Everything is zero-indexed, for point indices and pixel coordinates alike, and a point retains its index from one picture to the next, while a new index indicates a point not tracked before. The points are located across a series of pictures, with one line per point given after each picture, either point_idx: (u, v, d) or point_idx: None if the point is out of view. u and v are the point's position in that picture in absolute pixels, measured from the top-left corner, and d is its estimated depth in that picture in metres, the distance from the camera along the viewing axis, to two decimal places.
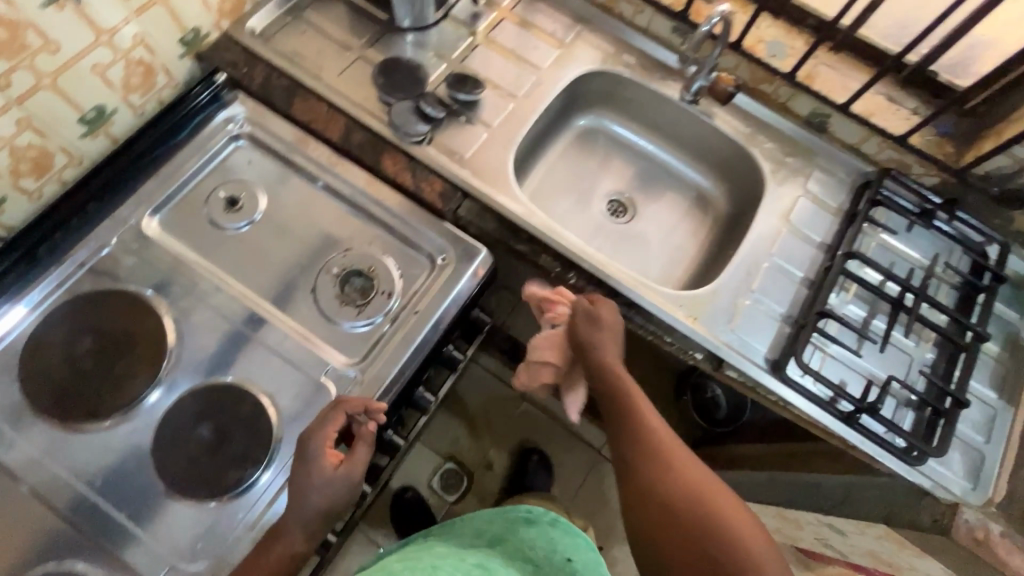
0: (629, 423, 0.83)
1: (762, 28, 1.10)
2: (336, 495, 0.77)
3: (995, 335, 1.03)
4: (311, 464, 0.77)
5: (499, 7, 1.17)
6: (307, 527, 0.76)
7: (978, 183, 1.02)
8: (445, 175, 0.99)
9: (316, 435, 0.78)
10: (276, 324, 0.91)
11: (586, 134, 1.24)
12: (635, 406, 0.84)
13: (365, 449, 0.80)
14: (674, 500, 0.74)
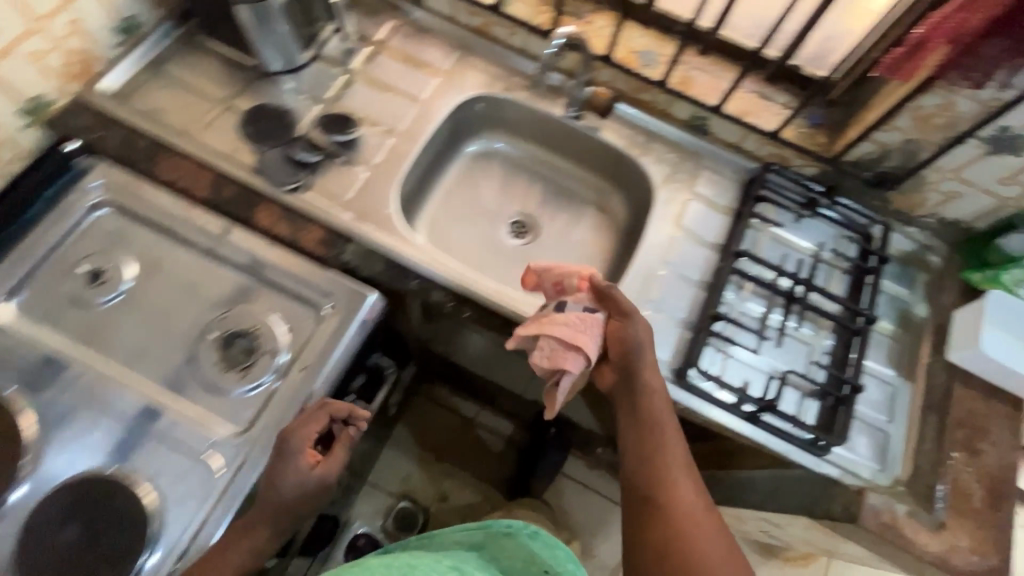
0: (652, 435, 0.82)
1: (632, 39, 1.11)
2: (308, 494, 0.78)
3: (889, 313, 1.05)
4: (288, 457, 0.78)
5: (372, 42, 1.15)
6: (273, 525, 0.77)
7: (852, 170, 1.05)
8: (325, 222, 0.96)
9: (297, 431, 0.80)
10: (152, 400, 0.85)
11: (481, 157, 1.22)
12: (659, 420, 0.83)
13: (344, 449, 0.82)
14: (670, 527, 0.75)
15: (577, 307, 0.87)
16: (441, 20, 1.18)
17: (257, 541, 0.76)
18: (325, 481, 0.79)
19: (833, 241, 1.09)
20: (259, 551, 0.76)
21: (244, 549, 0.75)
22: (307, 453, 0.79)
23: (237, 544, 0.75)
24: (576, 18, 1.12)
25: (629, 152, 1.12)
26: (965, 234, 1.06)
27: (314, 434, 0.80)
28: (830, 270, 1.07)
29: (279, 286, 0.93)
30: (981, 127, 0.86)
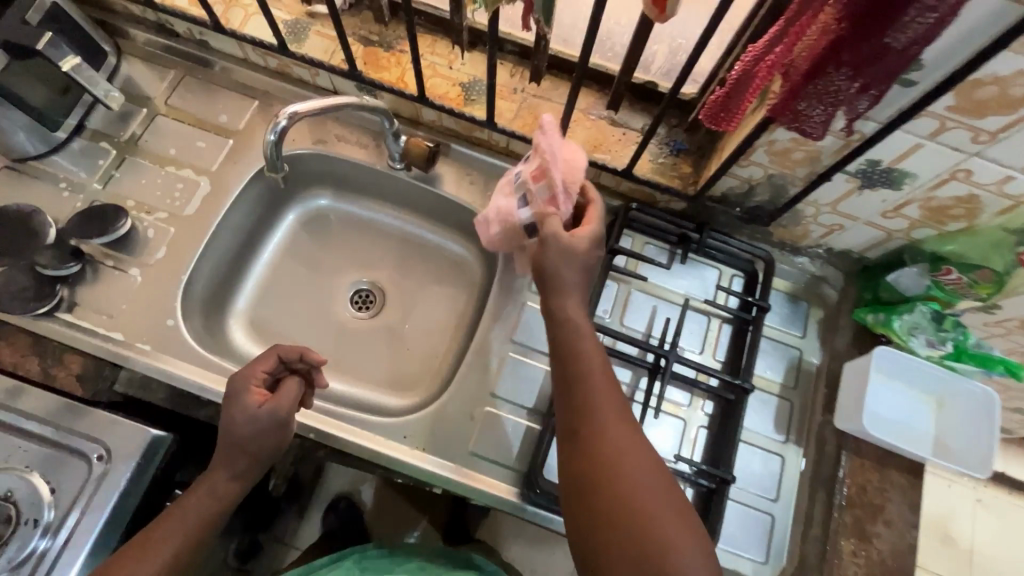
0: (583, 392, 0.64)
1: (454, 68, 0.92)
2: (261, 434, 0.71)
3: (779, 365, 0.91)
4: (235, 401, 0.72)
5: (152, 102, 0.97)
6: (233, 468, 0.71)
7: (719, 205, 0.89)
8: (88, 351, 0.81)
9: (245, 371, 0.74)
10: None
11: (309, 221, 1.06)
12: (596, 371, 0.65)
13: (296, 387, 0.75)
14: (616, 497, 0.56)
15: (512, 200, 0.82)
16: (235, 66, 0.99)
17: (220, 483, 0.71)
18: (278, 418, 0.72)
19: (709, 284, 0.94)
20: (218, 499, 0.70)
21: (199, 504, 0.69)
22: (256, 390, 0.73)
23: (184, 508, 0.69)
24: (384, 49, 0.93)
25: (467, 202, 0.96)
26: (860, 263, 0.91)
27: (262, 374, 0.74)
28: (707, 320, 0.93)
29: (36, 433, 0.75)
30: (846, 163, 0.69)
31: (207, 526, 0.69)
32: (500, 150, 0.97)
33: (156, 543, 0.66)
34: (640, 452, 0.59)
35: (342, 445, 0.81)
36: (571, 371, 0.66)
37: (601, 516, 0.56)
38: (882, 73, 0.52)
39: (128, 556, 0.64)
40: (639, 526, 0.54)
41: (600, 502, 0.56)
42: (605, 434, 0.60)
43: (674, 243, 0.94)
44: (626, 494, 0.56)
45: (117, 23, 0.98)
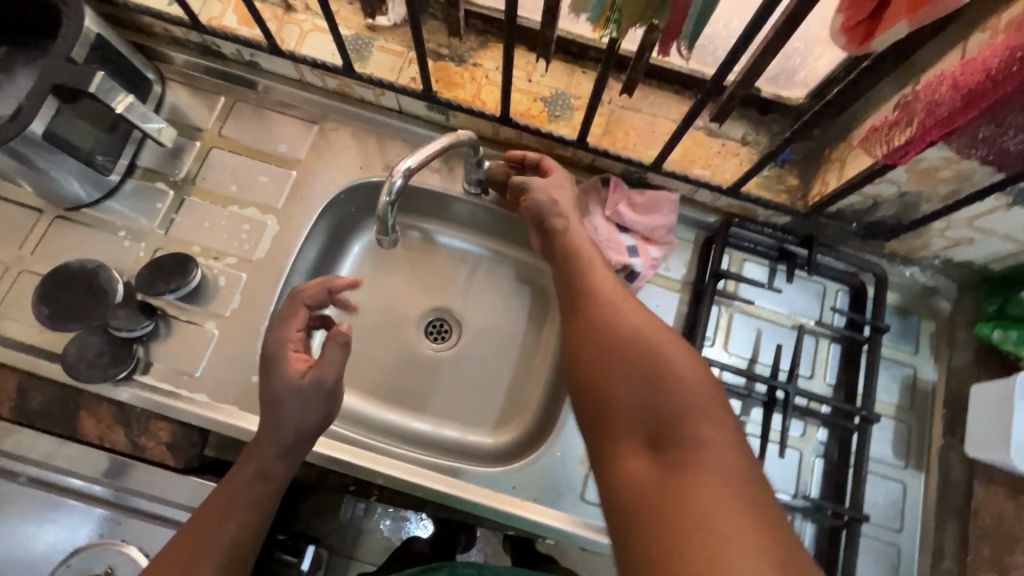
0: (581, 280, 0.69)
1: (534, 82, 0.84)
2: (310, 406, 0.66)
3: (892, 386, 0.86)
4: (277, 367, 0.67)
5: (203, 133, 0.89)
6: (281, 443, 0.64)
7: (832, 220, 0.82)
8: (174, 417, 0.76)
9: (279, 333, 0.70)
10: None
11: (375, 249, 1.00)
12: (592, 272, 0.70)
13: (335, 349, 0.67)
14: (607, 351, 0.59)
15: (603, 220, 0.84)
16: (290, 88, 0.91)
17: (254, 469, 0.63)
18: (321, 388, 0.66)
19: (814, 302, 0.88)
20: (263, 484, 0.63)
21: (238, 486, 0.62)
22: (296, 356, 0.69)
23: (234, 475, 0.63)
24: (456, 64, 0.84)
25: None
26: (980, 274, 0.85)
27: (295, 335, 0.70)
28: (814, 342, 0.87)
29: (121, 502, 0.72)
30: (1008, 184, 0.62)
31: (262, 521, 0.62)
32: (583, 166, 0.89)
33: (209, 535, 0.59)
34: (638, 312, 0.62)
35: (448, 500, 0.77)
36: (572, 269, 0.71)
37: (596, 368, 0.59)
38: None
39: (172, 558, 0.57)
40: (637, 366, 0.56)
41: (595, 357, 0.59)
42: (596, 307, 0.64)
43: (775, 260, 0.88)
44: (615, 346, 0.59)
45: (158, 48, 0.90)
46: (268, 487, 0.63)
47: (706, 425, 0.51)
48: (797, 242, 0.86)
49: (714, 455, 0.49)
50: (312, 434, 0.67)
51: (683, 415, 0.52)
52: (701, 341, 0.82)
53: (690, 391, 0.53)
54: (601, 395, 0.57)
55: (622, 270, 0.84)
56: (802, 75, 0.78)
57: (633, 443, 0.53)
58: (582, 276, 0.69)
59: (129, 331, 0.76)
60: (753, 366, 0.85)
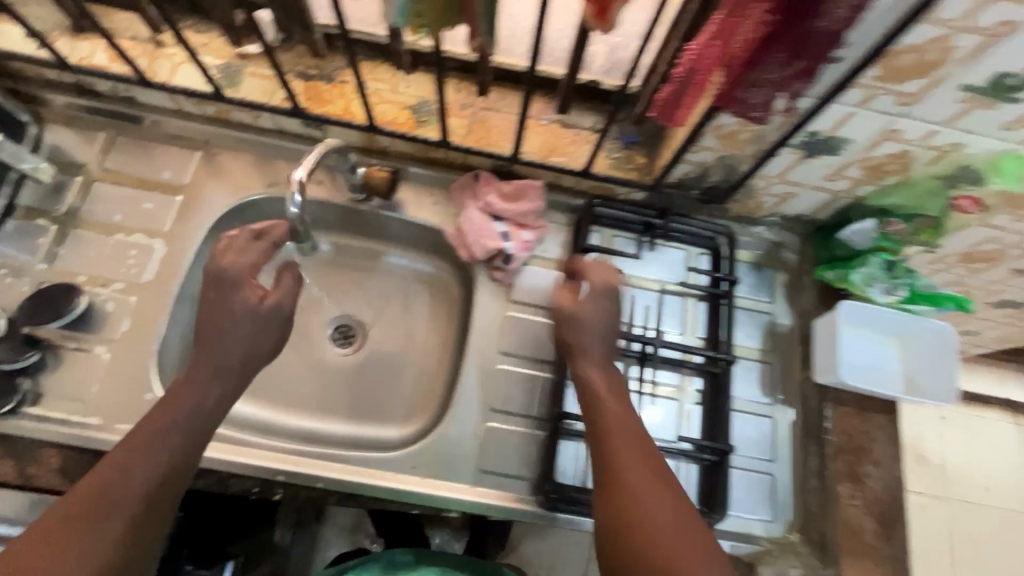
0: (603, 450, 0.69)
1: (400, 92, 0.92)
2: (257, 327, 0.72)
3: (755, 332, 0.96)
4: (229, 291, 0.72)
5: (84, 167, 0.92)
6: (224, 385, 0.69)
7: (677, 190, 0.92)
8: (65, 442, 0.77)
9: (236, 265, 0.74)
10: None
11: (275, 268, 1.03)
12: (647, 456, 0.68)
13: (290, 280, 0.77)
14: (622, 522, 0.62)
15: (477, 211, 0.92)
16: (169, 118, 0.95)
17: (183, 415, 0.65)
18: (276, 318, 0.74)
19: (678, 266, 0.98)
20: (202, 414, 0.66)
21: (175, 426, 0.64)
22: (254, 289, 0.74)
23: (177, 394, 0.66)
24: (325, 82, 0.91)
25: (434, 224, 0.95)
26: (813, 225, 0.97)
27: (252, 269, 0.74)
28: (682, 301, 0.96)
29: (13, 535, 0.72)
30: (790, 137, 0.73)
31: (196, 445, 0.65)
32: (457, 165, 0.96)
33: (126, 474, 0.59)
34: (654, 493, 0.64)
35: (354, 488, 0.80)
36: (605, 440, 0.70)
37: (615, 524, 0.63)
38: (814, 54, 0.57)
39: (89, 487, 0.58)
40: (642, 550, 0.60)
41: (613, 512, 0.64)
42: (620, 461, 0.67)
43: (640, 233, 0.98)
44: (626, 519, 0.62)
45: (34, 91, 0.93)
46: (205, 420, 0.66)
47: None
48: (651, 215, 0.96)
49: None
50: (259, 360, 0.73)
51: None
52: None
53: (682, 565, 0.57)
54: (616, 554, 0.62)
55: (498, 255, 0.91)
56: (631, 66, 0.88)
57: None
58: (608, 433, 0.70)
59: (12, 363, 0.77)
60: (630, 329, 0.93)
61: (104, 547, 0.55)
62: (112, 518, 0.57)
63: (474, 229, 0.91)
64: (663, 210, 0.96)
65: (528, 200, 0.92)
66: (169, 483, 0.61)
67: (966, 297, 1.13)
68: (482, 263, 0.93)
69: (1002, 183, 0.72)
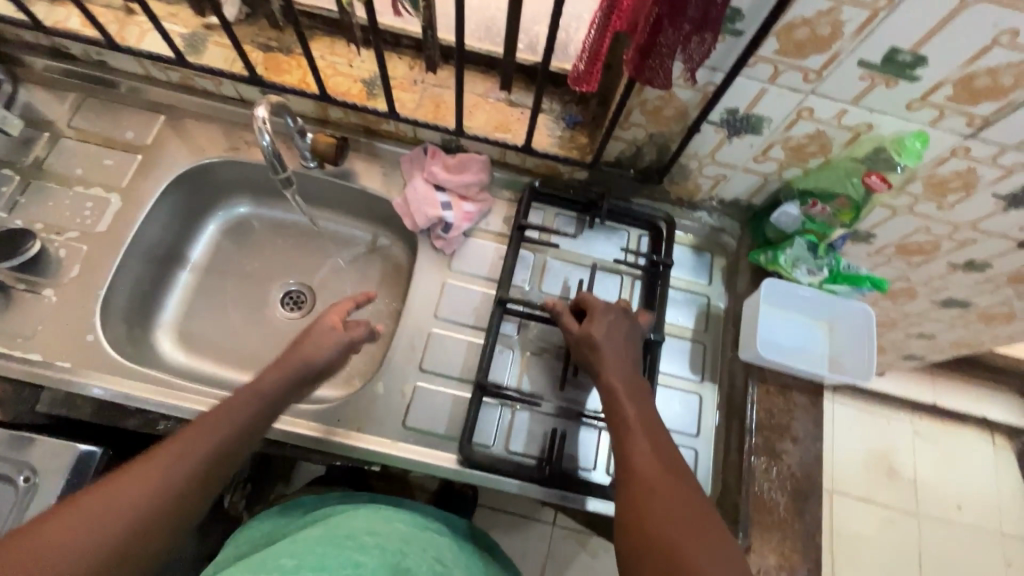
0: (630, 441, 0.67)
1: (356, 66, 0.97)
2: (329, 357, 0.78)
3: (690, 313, 0.98)
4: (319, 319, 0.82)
5: (53, 125, 0.97)
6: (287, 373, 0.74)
7: (616, 169, 0.95)
8: (5, 374, 0.80)
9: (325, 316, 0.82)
10: None
11: (231, 239, 1.07)
12: (666, 445, 0.67)
13: (363, 330, 0.83)
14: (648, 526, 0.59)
15: (422, 183, 0.96)
16: (137, 83, 1.00)
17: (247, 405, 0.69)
18: (347, 344, 0.81)
19: (618, 245, 1.00)
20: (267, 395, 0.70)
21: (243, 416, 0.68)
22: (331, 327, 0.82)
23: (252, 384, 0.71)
24: (284, 53, 0.96)
25: (382, 194, 0.99)
26: (751, 211, 1.00)
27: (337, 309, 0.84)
28: (621, 280, 0.99)
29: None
30: (708, 112, 0.76)
31: (261, 422, 0.69)
32: (408, 140, 1.00)
33: (211, 431, 0.64)
34: (677, 503, 0.60)
35: (280, 437, 0.84)
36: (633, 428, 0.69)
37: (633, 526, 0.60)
38: (706, 21, 0.60)
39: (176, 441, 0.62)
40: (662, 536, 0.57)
41: (634, 505, 0.61)
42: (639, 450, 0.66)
43: (582, 212, 1.01)
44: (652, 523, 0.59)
45: (12, 51, 0.98)
46: (274, 402, 0.71)
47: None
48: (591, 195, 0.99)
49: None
50: (321, 374, 0.78)
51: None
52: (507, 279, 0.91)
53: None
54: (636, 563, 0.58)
55: (439, 224, 0.95)
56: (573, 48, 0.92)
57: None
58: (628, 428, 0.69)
59: None
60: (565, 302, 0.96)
61: (173, 489, 0.58)
62: (182, 465, 0.60)
63: (416, 199, 0.95)
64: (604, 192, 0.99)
65: (472, 174, 0.95)
66: (234, 447, 0.65)
67: (910, 295, 1.15)
68: (424, 231, 0.96)
69: (907, 162, 0.74)
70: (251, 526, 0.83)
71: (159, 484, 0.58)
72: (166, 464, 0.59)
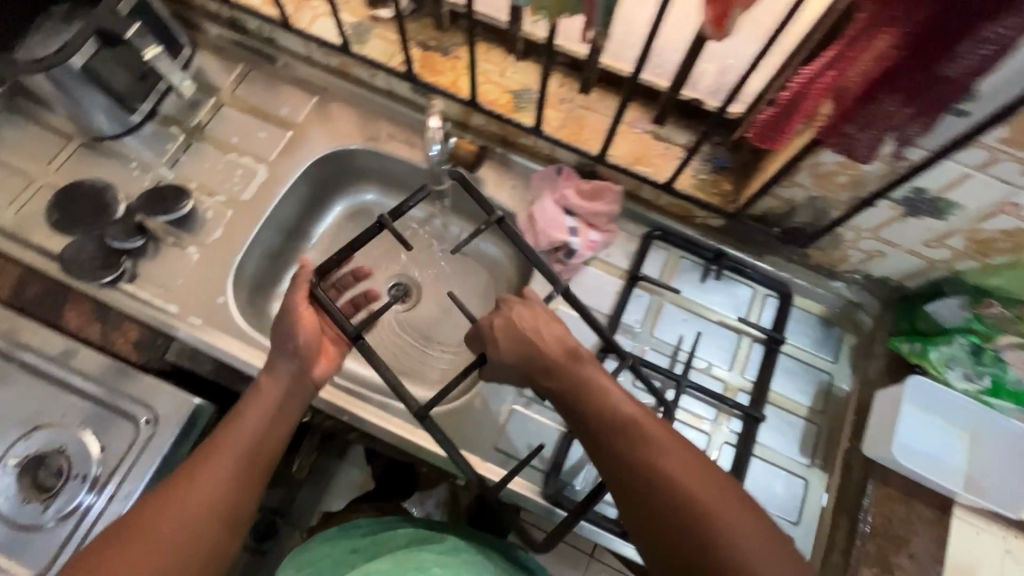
0: (608, 439, 0.68)
1: (507, 76, 0.96)
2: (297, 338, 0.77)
3: (808, 388, 0.91)
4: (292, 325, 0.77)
5: (219, 91, 1.03)
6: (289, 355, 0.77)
7: (757, 224, 0.90)
8: (144, 321, 0.85)
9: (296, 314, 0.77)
10: None
11: (351, 224, 1.08)
12: (654, 437, 0.66)
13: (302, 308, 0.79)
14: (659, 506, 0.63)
15: (551, 203, 0.94)
16: (297, 62, 1.04)
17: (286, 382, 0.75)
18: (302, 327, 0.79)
19: (741, 302, 0.95)
20: (274, 402, 0.74)
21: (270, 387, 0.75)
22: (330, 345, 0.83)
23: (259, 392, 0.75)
24: (440, 54, 0.97)
25: (507, 206, 0.98)
26: (899, 292, 0.91)
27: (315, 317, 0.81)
28: (737, 338, 0.93)
29: (87, 391, 0.81)
30: (891, 188, 0.70)
31: (276, 419, 0.74)
32: (542, 157, 0.99)
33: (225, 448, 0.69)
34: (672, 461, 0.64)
35: (377, 430, 0.85)
36: (612, 432, 0.67)
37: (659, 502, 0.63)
38: (932, 101, 0.54)
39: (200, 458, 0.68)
40: (683, 527, 0.61)
41: (641, 508, 0.64)
42: (637, 457, 0.65)
43: (709, 260, 0.96)
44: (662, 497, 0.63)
45: (195, 18, 1.05)
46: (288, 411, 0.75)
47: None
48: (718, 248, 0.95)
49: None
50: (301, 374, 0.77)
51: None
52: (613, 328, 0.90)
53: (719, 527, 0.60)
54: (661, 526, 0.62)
55: (563, 248, 0.92)
56: (739, 91, 0.87)
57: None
58: (612, 433, 0.67)
59: (121, 242, 0.87)
60: (675, 352, 0.91)
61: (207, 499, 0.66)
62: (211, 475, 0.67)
63: (545, 219, 0.92)
64: (720, 255, 0.95)
65: (604, 204, 0.93)
66: (255, 458, 0.70)
67: None
68: (545, 252, 0.94)
69: None
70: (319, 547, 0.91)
71: (231, 468, 0.68)
72: (217, 461, 0.68)
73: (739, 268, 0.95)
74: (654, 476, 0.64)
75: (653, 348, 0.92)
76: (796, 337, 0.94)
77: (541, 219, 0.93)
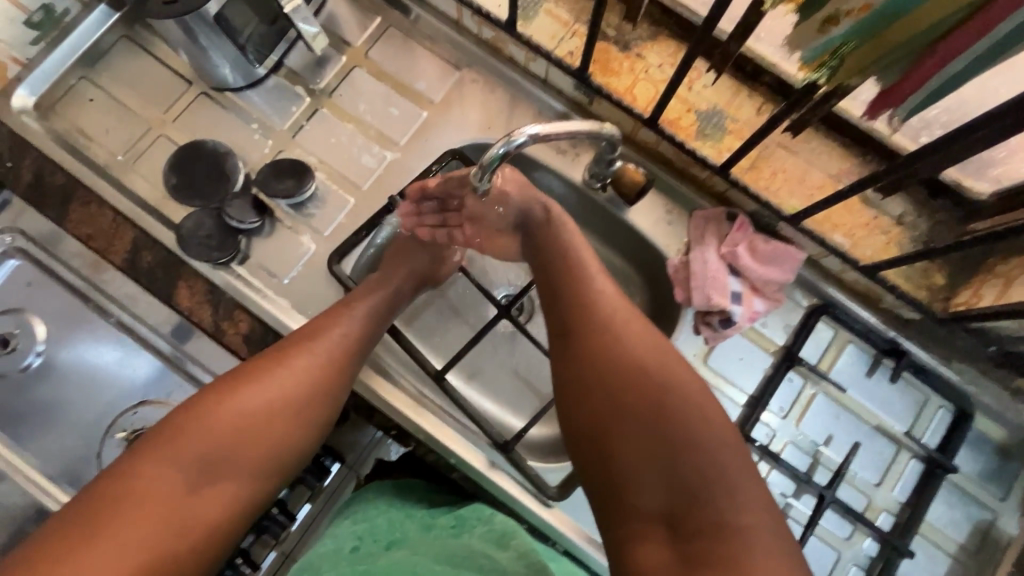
0: (550, 263, 0.69)
1: (694, 92, 0.79)
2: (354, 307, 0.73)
3: (961, 526, 0.79)
4: (385, 312, 0.74)
5: (351, 48, 0.89)
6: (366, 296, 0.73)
7: (968, 334, 0.75)
8: (256, 312, 0.79)
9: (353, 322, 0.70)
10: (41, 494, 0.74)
11: None
12: (593, 288, 0.64)
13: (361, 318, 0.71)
14: (583, 331, 0.61)
15: (715, 256, 0.79)
16: (441, 25, 0.89)
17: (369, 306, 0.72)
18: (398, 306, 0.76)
19: (908, 410, 0.81)
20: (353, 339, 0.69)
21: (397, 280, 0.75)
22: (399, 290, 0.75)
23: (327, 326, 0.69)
24: (619, 49, 0.80)
25: (658, 245, 0.84)
26: None
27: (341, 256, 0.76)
28: (893, 450, 0.81)
29: (180, 365, 0.78)
30: None
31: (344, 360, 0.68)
32: (712, 192, 0.83)
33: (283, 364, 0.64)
34: (590, 288, 0.64)
35: (475, 475, 0.80)
36: (555, 267, 0.68)
37: (583, 323, 0.62)
38: None
39: (260, 368, 0.64)
40: (585, 334, 0.61)
41: (559, 320, 0.64)
42: (577, 291, 0.64)
43: (881, 350, 0.81)
44: (580, 318, 0.62)
45: None
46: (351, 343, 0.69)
47: (706, 461, 0.51)
48: (894, 342, 0.80)
49: (749, 538, 0.48)
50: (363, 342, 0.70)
51: (724, 504, 0.50)
52: (751, 419, 0.79)
53: (621, 345, 0.59)
54: (578, 345, 0.61)
55: (719, 314, 0.79)
56: (997, 170, 0.69)
57: (649, 511, 0.52)
58: (553, 264, 0.68)
59: (239, 222, 0.80)
60: (817, 451, 0.80)
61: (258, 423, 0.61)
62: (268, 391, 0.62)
63: (704, 276, 0.79)
64: (901, 354, 0.80)
65: (786, 267, 0.78)
66: (303, 399, 0.64)
67: None
68: (694, 310, 0.81)
69: None
70: (369, 500, 0.79)
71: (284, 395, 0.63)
72: (292, 371, 0.64)
73: (917, 369, 0.80)
74: (580, 290, 0.64)
75: (794, 444, 0.80)
76: (965, 464, 0.80)
77: (701, 276, 0.79)
